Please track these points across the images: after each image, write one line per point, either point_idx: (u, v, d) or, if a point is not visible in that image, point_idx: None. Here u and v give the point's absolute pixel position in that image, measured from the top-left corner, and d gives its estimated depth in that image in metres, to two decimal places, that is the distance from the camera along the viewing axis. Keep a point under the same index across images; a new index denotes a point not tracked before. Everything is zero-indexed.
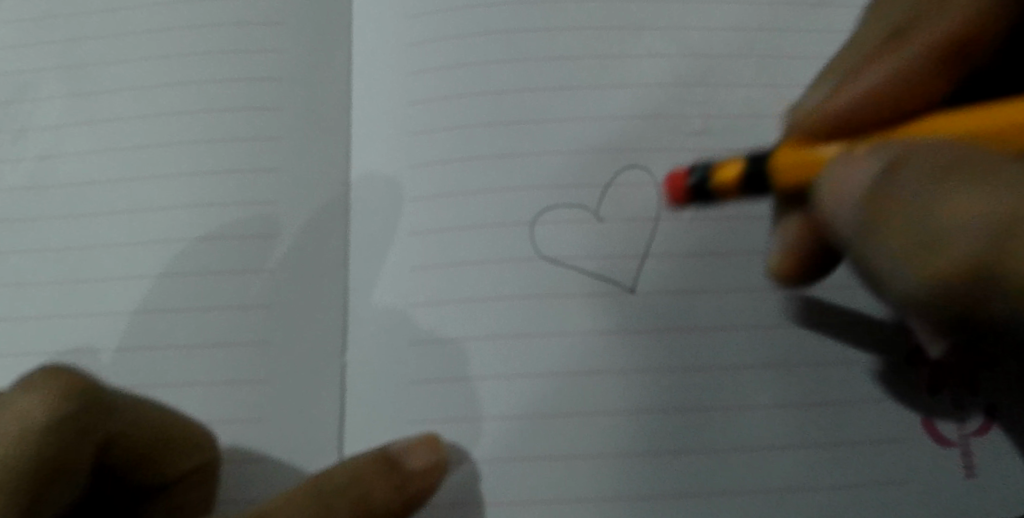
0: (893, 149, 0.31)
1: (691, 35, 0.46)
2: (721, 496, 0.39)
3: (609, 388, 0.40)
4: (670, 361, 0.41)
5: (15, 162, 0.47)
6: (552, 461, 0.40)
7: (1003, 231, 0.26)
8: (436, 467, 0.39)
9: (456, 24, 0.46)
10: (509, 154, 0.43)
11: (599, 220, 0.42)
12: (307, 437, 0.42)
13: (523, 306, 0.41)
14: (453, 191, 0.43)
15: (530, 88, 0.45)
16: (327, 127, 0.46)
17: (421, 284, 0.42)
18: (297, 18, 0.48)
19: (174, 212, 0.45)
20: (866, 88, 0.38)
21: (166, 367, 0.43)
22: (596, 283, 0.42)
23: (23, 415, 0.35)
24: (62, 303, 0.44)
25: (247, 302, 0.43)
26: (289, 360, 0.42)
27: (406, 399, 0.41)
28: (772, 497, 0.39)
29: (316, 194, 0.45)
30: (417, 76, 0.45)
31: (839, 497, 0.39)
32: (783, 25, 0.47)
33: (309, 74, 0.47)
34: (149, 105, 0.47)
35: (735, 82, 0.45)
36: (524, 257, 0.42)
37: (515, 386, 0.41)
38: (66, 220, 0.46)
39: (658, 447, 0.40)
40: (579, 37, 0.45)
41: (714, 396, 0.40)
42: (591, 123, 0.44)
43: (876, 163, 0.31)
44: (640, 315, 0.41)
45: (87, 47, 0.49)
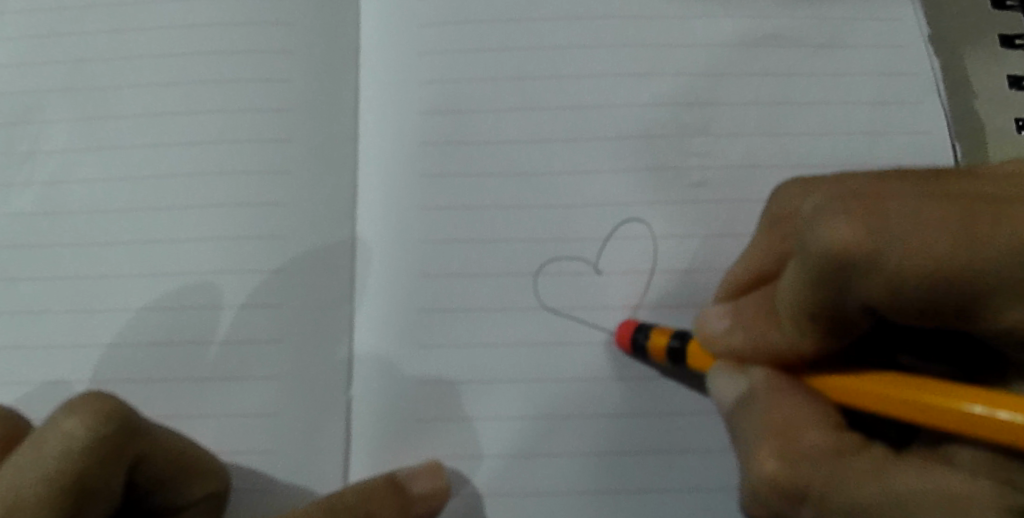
0: (755, 383, 0.37)
1: (696, 82, 0.48)
2: None
3: (606, 431, 0.42)
4: (666, 404, 0.43)
5: (22, 186, 0.48)
6: (551, 498, 0.41)
7: (787, 499, 0.34)
8: (438, 492, 0.41)
9: (469, 69, 0.48)
10: (515, 205, 0.46)
11: (598, 271, 0.45)
12: (315, 469, 0.42)
13: (526, 351, 0.43)
14: (461, 236, 0.45)
15: (538, 137, 0.47)
16: (334, 158, 0.46)
17: (430, 325, 0.44)
18: (308, 49, 0.48)
19: (186, 244, 0.46)
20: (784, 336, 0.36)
21: (174, 398, 0.44)
22: (594, 331, 0.44)
23: (65, 436, 0.35)
24: (68, 330, 0.45)
25: (255, 335, 0.44)
26: (294, 393, 0.43)
27: (410, 434, 0.42)
28: None
29: (323, 225, 0.45)
30: (428, 117, 0.47)
31: None
32: (787, 70, 0.49)
33: (317, 105, 0.47)
34: (157, 134, 0.48)
35: (737, 128, 0.48)
36: (528, 306, 0.44)
37: (517, 425, 0.43)
38: (74, 247, 0.46)
39: (652, 485, 0.42)
40: (586, 85, 0.48)
41: (707, 438, 0.42)
42: (591, 175, 0.46)
43: (737, 392, 0.38)
44: (635, 361, 0.43)
45: (94, 69, 0.49)
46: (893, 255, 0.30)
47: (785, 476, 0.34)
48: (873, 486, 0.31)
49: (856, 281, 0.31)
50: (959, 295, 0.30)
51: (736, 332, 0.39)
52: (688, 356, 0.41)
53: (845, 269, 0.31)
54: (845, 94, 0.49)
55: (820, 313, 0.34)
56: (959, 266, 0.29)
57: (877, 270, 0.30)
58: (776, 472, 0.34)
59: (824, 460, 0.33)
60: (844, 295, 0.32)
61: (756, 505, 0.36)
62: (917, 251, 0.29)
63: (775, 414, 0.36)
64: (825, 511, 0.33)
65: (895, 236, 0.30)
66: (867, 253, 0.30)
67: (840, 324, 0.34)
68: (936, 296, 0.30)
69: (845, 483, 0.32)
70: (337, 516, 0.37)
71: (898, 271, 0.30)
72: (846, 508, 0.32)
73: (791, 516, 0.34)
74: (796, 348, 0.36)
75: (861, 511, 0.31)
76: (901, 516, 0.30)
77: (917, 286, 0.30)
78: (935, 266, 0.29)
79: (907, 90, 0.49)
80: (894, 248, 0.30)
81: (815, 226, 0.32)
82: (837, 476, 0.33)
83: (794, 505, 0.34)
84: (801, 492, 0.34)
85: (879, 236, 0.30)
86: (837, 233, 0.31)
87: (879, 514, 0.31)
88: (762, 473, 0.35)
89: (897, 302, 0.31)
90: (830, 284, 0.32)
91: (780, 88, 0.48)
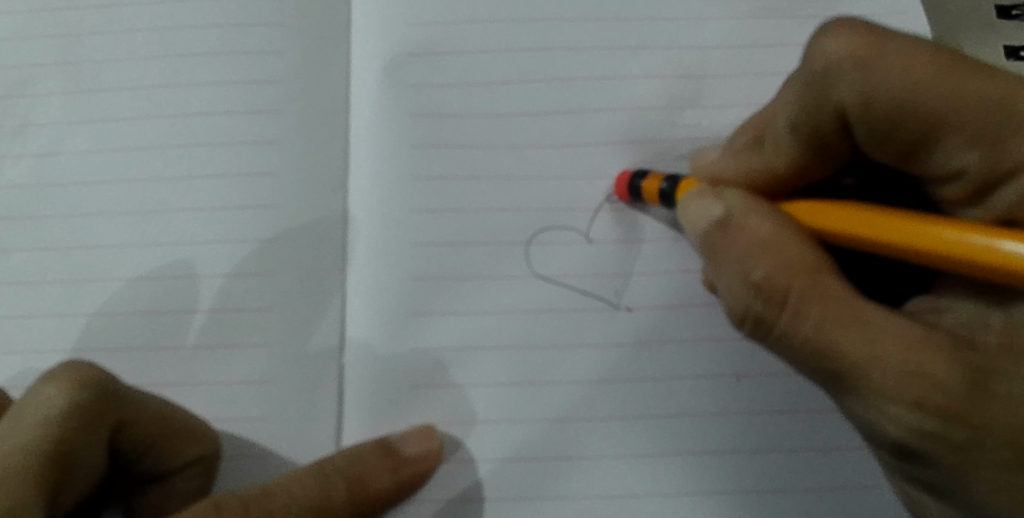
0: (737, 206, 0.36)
1: (687, 54, 0.48)
2: (702, 498, 0.41)
3: (595, 397, 0.43)
4: (655, 372, 0.43)
5: (14, 159, 0.48)
6: (541, 463, 0.42)
7: (767, 299, 0.34)
8: (431, 455, 0.41)
9: (460, 41, 0.48)
10: (506, 175, 0.46)
11: (589, 241, 0.45)
12: (305, 437, 0.42)
13: (517, 320, 0.44)
14: (452, 206, 0.45)
15: (530, 108, 0.47)
16: (324, 127, 0.46)
17: (421, 294, 0.44)
18: (299, 21, 0.48)
19: (179, 215, 0.46)
20: (768, 157, 0.40)
21: (167, 367, 0.44)
22: (585, 300, 0.44)
23: (46, 399, 0.36)
24: (61, 301, 0.45)
25: (248, 306, 0.44)
26: (285, 363, 0.43)
27: (402, 401, 0.43)
28: (749, 501, 0.41)
29: (315, 196, 0.45)
30: (419, 89, 0.47)
31: (814, 503, 0.41)
32: (778, 42, 0.49)
33: (309, 76, 0.47)
34: (149, 106, 0.48)
35: (728, 100, 0.48)
36: (519, 275, 0.44)
37: (508, 392, 0.43)
38: (67, 219, 0.46)
39: (642, 451, 0.42)
40: (578, 56, 0.48)
41: (696, 404, 0.42)
42: (582, 148, 0.47)
43: (712, 209, 0.36)
44: (626, 329, 0.44)
45: (86, 43, 0.49)
46: (872, 72, 0.34)
47: (771, 276, 0.34)
48: (852, 303, 0.33)
49: (838, 91, 0.35)
50: (918, 126, 0.34)
51: (729, 158, 0.42)
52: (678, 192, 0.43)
53: (831, 75, 0.35)
54: None
55: (805, 128, 0.38)
56: (924, 97, 0.33)
57: (857, 81, 0.34)
58: (767, 275, 0.34)
59: (811, 275, 0.34)
60: (823, 105, 0.36)
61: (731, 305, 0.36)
62: (898, 68, 0.33)
63: (767, 227, 0.35)
64: (799, 318, 0.33)
65: (885, 55, 0.34)
66: (852, 63, 0.34)
67: (820, 146, 0.38)
68: (898, 128, 0.34)
69: (824, 295, 0.33)
70: (326, 479, 0.38)
71: (874, 85, 0.34)
72: (821, 317, 0.33)
73: (765, 318, 0.34)
74: (776, 166, 0.40)
75: (835, 320, 0.33)
76: (866, 337, 0.32)
77: (885, 106, 0.34)
78: (903, 90, 0.33)
79: None
80: (881, 63, 0.34)
81: (821, 38, 0.36)
82: (820, 290, 0.33)
83: (772, 306, 0.34)
84: (783, 294, 0.34)
85: (872, 50, 0.34)
86: (835, 46, 0.35)
87: (846, 319, 0.33)
88: (748, 271, 0.34)
89: (866, 117, 0.35)
90: (817, 92, 0.36)
91: (772, 61, 0.49)
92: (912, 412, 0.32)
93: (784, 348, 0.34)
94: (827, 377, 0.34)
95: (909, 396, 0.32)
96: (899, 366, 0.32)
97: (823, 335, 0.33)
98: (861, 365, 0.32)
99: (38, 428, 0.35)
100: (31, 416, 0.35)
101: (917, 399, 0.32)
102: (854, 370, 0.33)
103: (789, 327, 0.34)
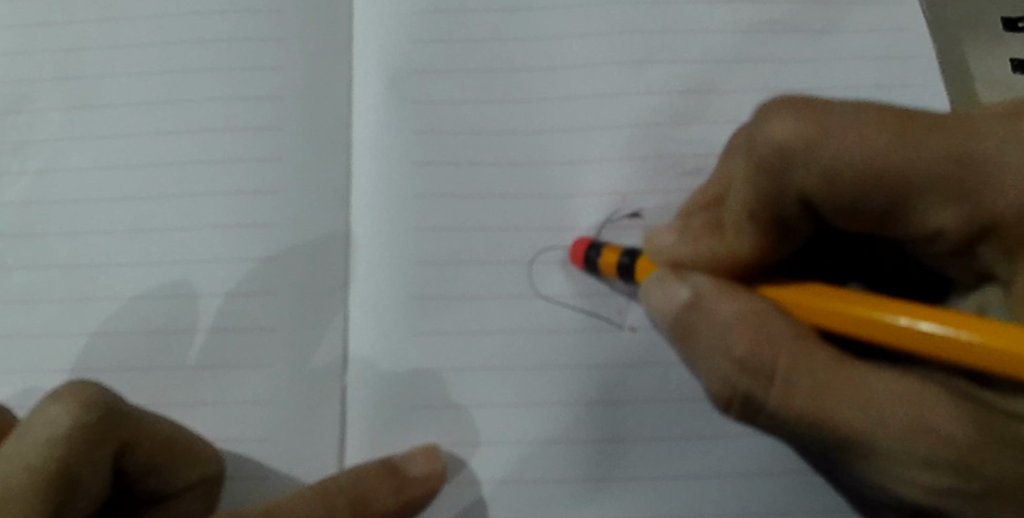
0: (705, 286, 0.38)
1: (691, 70, 0.48)
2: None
3: (599, 418, 0.42)
4: (659, 392, 0.43)
5: (15, 176, 0.47)
6: (544, 483, 0.42)
7: (758, 379, 0.35)
8: (435, 475, 0.41)
9: (462, 57, 0.48)
10: (509, 193, 0.46)
11: (591, 260, 0.45)
12: (309, 457, 0.42)
13: (520, 340, 0.44)
14: (454, 224, 0.45)
15: (532, 125, 0.47)
16: (326, 144, 0.46)
17: (423, 314, 0.44)
18: (300, 37, 0.48)
19: (179, 233, 0.46)
20: (728, 241, 0.39)
21: (169, 387, 0.44)
22: (588, 319, 0.44)
23: (52, 421, 0.36)
24: (62, 320, 0.45)
25: (250, 324, 0.44)
26: (288, 383, 0.43)
27: (405, 420, 0.43)
28: None
29: (317, 214, 0.45)
30: (421, 106, 0.47)
31: None
32: (783, 57, 0.49)
33: (310, 92, 0.47)
34: (150, 122, 0.48)
35: (732, 116, 0.47)
36: (522, 295, 0.44)
37: (511, 412, 0.43)
38: (68, 237, 0.46)
39: (647, 472, 0.42)
40: (581, 72, 0.48)
41: (700, 425, 0.42)
42: (585, 165, 0.46)
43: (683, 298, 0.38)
44: (630, 349, 0.43)
45: (87, 58, 0.49)
46: (831, 153, 0.34)
47: (757, 356, 0.35)
48: (845, 371, 0.34)
49: (795, 175, 0.35)
50: (887, 196, 0.35)
51: (682, 243, 0.41)
52: (636, 271, 0.43)
53: (787, 160, 0.35)
54: (843, 78, 0.48)
55: (766, 212, 0.37)
56: (891, 167, 0.34)
57: (817, 162, 0.34)
58: (750, 352, 0.35)
59: (796, 347, 0.35)
60: (783, 189, 0.36)
61: (720, 389, 0.37)
62: (855, 144, 0.34)
63: (740, 307, 0.36)
64: (792, 394, 0.34)
65: (835, 135, 0.34)
66: (805, 146, 0.34)
67: (783, 226, 0.38)
68: (869, 200, 0.35)
69: (813, 369, 0.34)
70: (329, 498, 0.38)
71: (836, 164, 0.34)
72: (814, 397, 0.34)
73: (758, 396, 0.36)
74: (737, 251, 0.39)
75: (830, 388, 0.34)
76: (865, 405, 0.33)
77: (853, 181, 0.34)
78: (866, 163, 0.34)
79: (905, 75, 0.48)
80: (835, 141, 0.34)
81: (765, 123, 0.35)
82: (807, 363, 0.35)
83: (762, 385, 0.35)
84: (772, 373, 0.35)
85: (821, 131, 0.34)
86: (783, 130, 0.35)
87: (841, 389, 0.34)
88: (733, 351, 0.36)
89: (832, 195, 0.35)
90: (775, 177, 0.36)
91: (776, 76, 0.48)
92: (921, 470, 0.34)
93: (782, 423, 0.36)
94: (833, 447, 0.35)
95: (916, 456, 0.33)
96: (902, 427, 0.33)
97: (822, 410, 0.34)
98: (864, 434, 0.34)
99: (43, 450, 0.34)
100: (36, 437, 0.35)
101: (925, 458, 0.33)
102: (859, 438, 0.34)
103: (783, 404, 0.35)
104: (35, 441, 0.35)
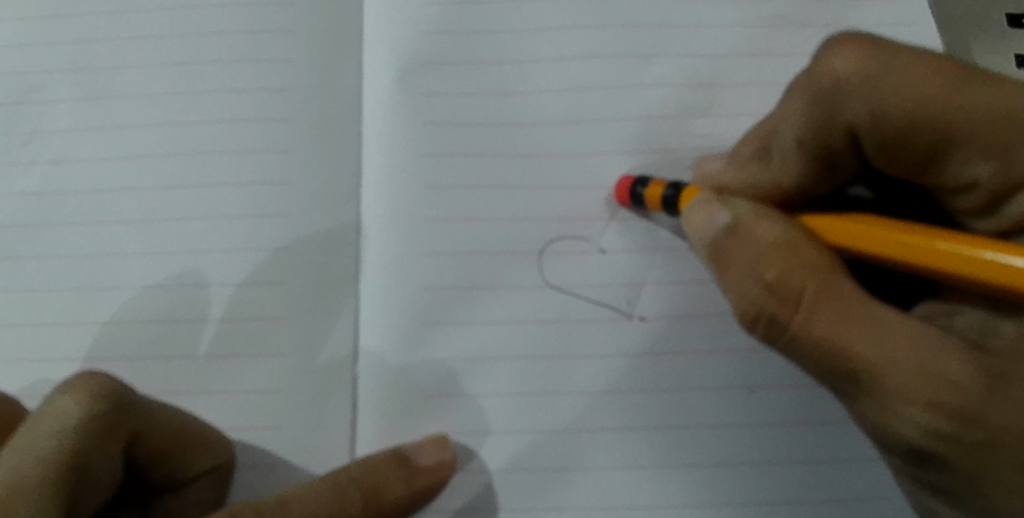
0: (745, 213, 0.37)
1: (699, 63, 0.48)
2: (715, 508, 0.41)
3: (609, 407, 0.43)
4: (668, 382, 0.43)
5: (25, 166, 0.48)
6: (554, 472, 0.42)
7: (781, 300, 0.34)
8: (444, 464, 0.41)
9: (472, 50, 0.48)
10: (518, 184, 0.46)
11: (601, 251, 0.45)
12: (319, 446, 0.42)
13: (530, 330, 0.44)
14: (464, 214, 0.45)
15: (542, 117, 0.47)
16: (336, 136, 0.46)
17: (433, 304, 0.44)
18: (310, 29, 0.48)
19: (190, 224, 0.46)
20: (773, 173, 0.41)
21: (180, 376, 0.44)
22: (598, 309, 0.44)
23: (61, 412, 0.36)
24: (73, 310, 0.45)
25: (261, 314, 0.44)
26: (299, 372, 0.43)
27: (415, 410, 0.43)
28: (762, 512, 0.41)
29: (328, 205, 0.45)
30: (431, 98, 0.47)
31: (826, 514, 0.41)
32: (790, 51, 0.49)
33: (321, 85, 0.47)
34: (161, 113, 0.48)
35: (740, 109, 0.48)
36: (532, 285, 0.44)
37: (520, 402, 0.43)
38: (79, 227, 0.46)
39: (656, 461, 0.42)
40: (590, 65, 0.48)
41: (709, 414, 0.43)
42: (594, 157, 0.47)
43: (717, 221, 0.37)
44: (640, 339, 0.44)
45: (97, 50, 0.49)
46: (878, 90, 0.35)
47: (785, 277, 0.34)
48: (863, 304, 0.34)
49: (846, 106, 0.36)
50: (928, 140, 0.35)
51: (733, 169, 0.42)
52: (681, 199, 0.42)
53: (840, 93, 0.36)
54: None
55: (814, 143, 0.39)
56: (936, 112, 0.35)
57: (864, 98, 0.36)
58: (779, 276, 0.34)
59: (826, 275, 0.34)
60: (832, 123, 0.37)
61: (744, 310, 0.36)
62: (909, 81, 0.35)
63: (773, 231, 0.36)
64: (813, 318, 0.34)
65: (889, 77, 0.35)
66: (861, 77, 0.36)
67: (828, 161, 0.39)
68: (912, 143, 0.36)
69: (839, 295, 0.34)
70: (338, 488, 0.38)
71: (884, 101, 0.35)
72: (836, 322, 0.33)
73: (780, 318, 0.34)
74: (782, 182, 0.40)
75: (849, 317, 0.33)
76: (881, 337, 0.33)
77: (894, 124, 0.36)
78: (914, 102, 0.35)
79: None
80: (891, 77, 0.35)
81: (827, 54, 0.37)
82: (835, 290, 0.34)
83: (784, 306, 0.34)
84: (798, 294, 0.34)
85: (878, 66, 0.36)
86: (842, 62, 0.36)
87: (862, 320, 0.33)
88: (762, 274, 0.35)
89: (879, 133, 0.36)
90: (826, 109, 0.37)
91: (784, 70, 0.48)
92: (925, 413, 0.32)
93: (797, 349, 0.35)
94: (842, 379, 0.34)
95: (923, 395, 0.32)
96: (913, 366, 0.32)
97: (838, 335, 0.33)
98: (874, 365, 0.33)
99: (52, 442, 0.35)
100: (46, 429, 0.35)
101: (931, 400, 0.32)
102: (867, 371, 0.33)
103: (803, 325, 0.34)
104: (45, 433, 0.35)
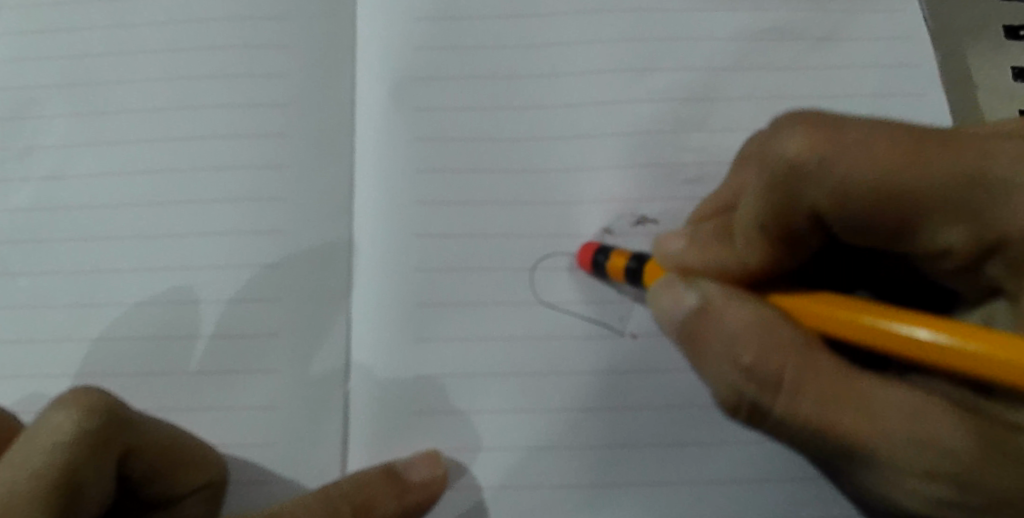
0: (714, 292, 0.37)
1: (693, 78, 0.48)
2: None
3: (601, 424, 0.43)
4: (660, 398, 0.43)
5: (20, 181, 0.48)
6: (545, 489, 0.42)
7: (762, 390, 0.35)
8: (436, 480, 0.41)
9: (465, 64, 0.48)
10: (511, 199, 0.46)
11: (593, 267, 0.45)
12: (311, 462, 0.42)
13: (521, 346, 0.44)
14: (457, 230, 0.45)
15: (535, 132, 0.47)
16: (329, 151, 0.46)
17: (426, 320, 0.44)
18: (304, 43, 0.48)
19: (184, 239, 0.46)
20: (738, 252, 0.39)
21: (172, 391, 0.44)
22: (589, 325, 0.44)
23: (55, 426, 0.36)
24: (67, 324, 0.45)
25: (253, 330, 0.44)
26: (291, 388, 0.43)
27: (406, 425, 0.43)
28: None
29: (321, 220, 0.45)
30: (424, 112, 0.47)
31: None
32: (784, 65, 0.49)
33: (314, 99, 0.47)
34: (155, 128, 0.48)
35: (734, 124, 0.48)
36: (524, 301, 0.44)
37: (512, 418, 0.43)
38: (73, 242, 0.46)
39: (647, 478, 0.42)
40: (583, 79, 0.48)
41: (701, 431, 0.42)
42: (587, 172, 0.47)
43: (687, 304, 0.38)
44: (632, 355, 0.44)
45: (93, 64, 0.49)
46: (838, 174, 0.34)
47: (763, 370, 0.35)
48: (847, 379, 0.34)
49: (807, 192, 0.35)
50: (897, 214, 0.35)
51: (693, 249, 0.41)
52: (646, 275, 0.43)
53: (798, 177, 0.35)
54: (846, 86, 0.48)
55: (776, 228, 0.37)
56: (902, 185, 0.34)
57: (825, 180, 0.34)
58: (755, 362, 0.35)
59: (805, 357, 0.34)
60: (795, 206, 0.36)
61: (724, 394, 0.37)
62: (867, 160, 0.34)
63: (744, 317, 0.36)
64: (797, 406, 0.34)
65: (847, 151, 0.34)
66: (817, 163, 0.34)
67: (793, 241, 0.38)
68: (879, 218, 0.35)
69: (819, 376, 0.34)
70: (332, 505, 0.38)
71: (845, 182, 0.34)
72: (819, 409, 0.34)
73: (763, 404, 0.35)
74: (747, 262, 0.39)
75: (836, 398, 0.33)
76: (870, 415, 0.33)
77: (859, 200, 0.34)
78: (877, 181, 0.34)
79: (907, 82, 0.48)
80: (847, 158, 0.34)
81: (778, 137, 0.35)
82: (815, 372, 0.34)
83: (767, 394, 0.35)
84: (778, 381, 0.35)
85: (834, 148, 0.34)
86: (796, 145, 0.35)
87: (848, 402, 0.33)
88: (739, 361, 0.35)
89: (843, 214, 0.35)
90: (784, 194, 0.36)
91: (778, 84, 0.48)
92: (927, 482, 0.33)
93: (787, 428, 0.35)
94: (837, 454, 0.35)
95: (918, 465, 0.33)
96: (906, 438, 0.33)
97: (826, 418, 0.34)
98: (867, 442, 0.33)
99: (50, 454, 0.35)
100: (44, 441, 0.35)
101: (931, 469, 0.33)
102: (861, 448, 0.33)
103: (788, 411, 0.34)
104: (43, 445, 0.35)
